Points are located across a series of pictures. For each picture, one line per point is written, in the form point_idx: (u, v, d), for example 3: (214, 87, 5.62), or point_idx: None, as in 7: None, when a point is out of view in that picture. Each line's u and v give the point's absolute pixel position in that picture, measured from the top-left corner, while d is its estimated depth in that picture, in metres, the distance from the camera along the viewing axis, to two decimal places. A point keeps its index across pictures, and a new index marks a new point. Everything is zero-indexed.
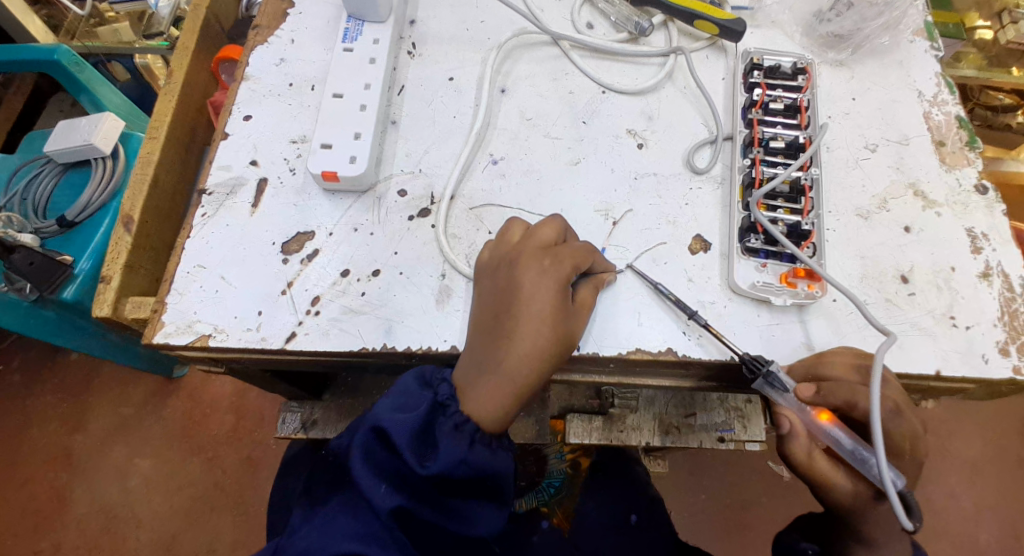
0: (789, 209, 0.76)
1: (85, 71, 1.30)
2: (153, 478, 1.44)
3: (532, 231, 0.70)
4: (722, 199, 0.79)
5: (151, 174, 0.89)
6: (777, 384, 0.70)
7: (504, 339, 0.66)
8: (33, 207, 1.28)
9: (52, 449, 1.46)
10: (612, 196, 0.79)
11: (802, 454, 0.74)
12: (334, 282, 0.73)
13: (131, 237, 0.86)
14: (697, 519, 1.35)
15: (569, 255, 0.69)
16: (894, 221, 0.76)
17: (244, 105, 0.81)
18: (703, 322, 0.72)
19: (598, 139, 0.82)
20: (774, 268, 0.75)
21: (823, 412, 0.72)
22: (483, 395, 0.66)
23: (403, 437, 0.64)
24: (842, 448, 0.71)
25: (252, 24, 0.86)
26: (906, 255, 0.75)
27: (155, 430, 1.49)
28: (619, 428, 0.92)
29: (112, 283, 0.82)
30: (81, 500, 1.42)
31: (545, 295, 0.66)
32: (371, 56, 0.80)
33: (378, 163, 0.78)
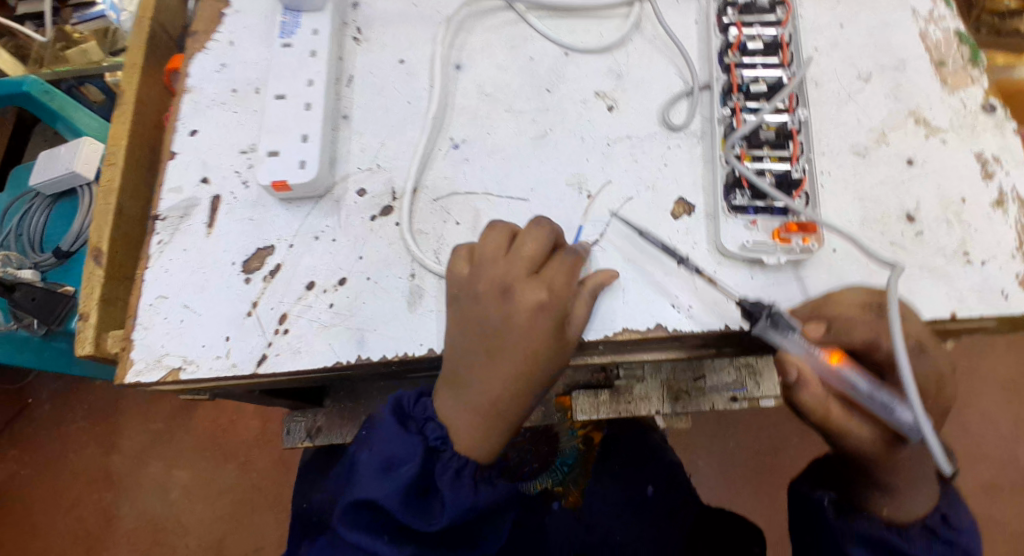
0: (776, 157, 0.70)
1: (57, 97, 1.26)
2: (192, 486, 1.36)
3: (517, 248, 0.64)
4: (704, 153, 0.73)
5: (114, 202, 0.85)
6: (782, 324, 0.63)
7: (494, 371, 0.63)
8: (28, 241, 1.27)
9: (89, 470, 1.37)
10: (584, 167, 0.73)
11: (814, 402, 0.68)
12: (300, 297, 0.70)
13: (104, 269, 0.83)
14: (727, 472, 1.29)
15: (563, 279, 0.64)
16: (896, 154, 0.69)
17: (189, 119, 0.77)
18: (694, 267, 0.68)
19: (565, 107, 0.76)
20: (765, 225, 0.69)
21: (834, 353, 0.66)
22: (478, 433, 0.63)
23: (397, 497, 0.60)
24: (861, 392, 0.66)
25: (189, 31, 0.82)
26: (911, 192, 0.68)
27: (187, 441, 1.39)
28: (627, 400, 0.87)
29: (90, 320, 0.81)
30: (126, 517, 1.34)
31: (539, 324, 0.63)
32: (311, 48, 0.75)
33: (332, 163, 0.74)
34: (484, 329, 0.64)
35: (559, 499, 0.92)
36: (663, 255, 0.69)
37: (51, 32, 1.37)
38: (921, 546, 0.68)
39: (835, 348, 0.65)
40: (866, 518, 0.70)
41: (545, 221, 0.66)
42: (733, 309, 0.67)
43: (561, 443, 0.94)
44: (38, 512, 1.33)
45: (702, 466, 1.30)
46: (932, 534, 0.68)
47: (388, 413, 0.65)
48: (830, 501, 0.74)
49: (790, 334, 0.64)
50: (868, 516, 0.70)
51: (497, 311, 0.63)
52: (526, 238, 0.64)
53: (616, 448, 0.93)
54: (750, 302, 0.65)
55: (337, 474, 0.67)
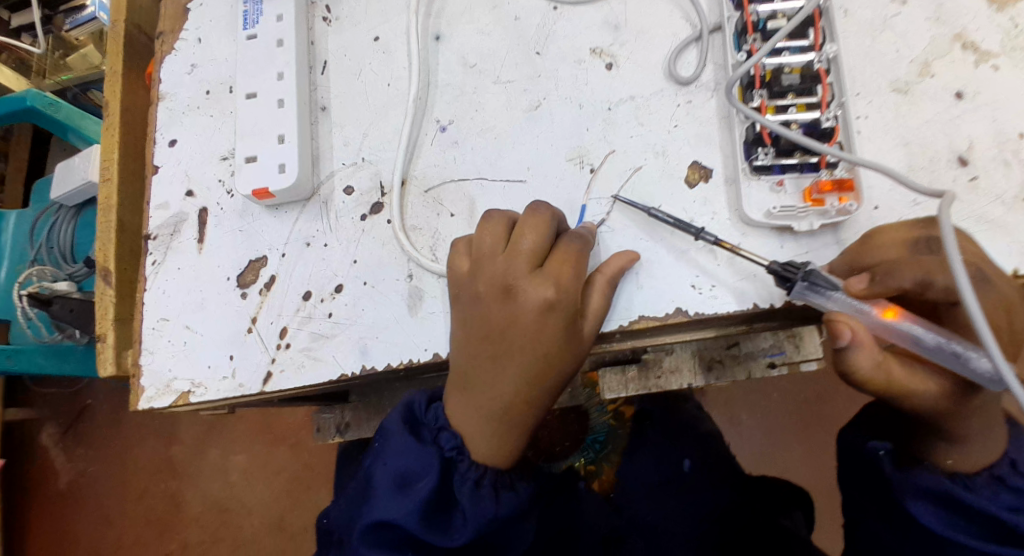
0: (803, 105, 0.61)
1: (62, 108, 1.20)
2: (251, 467, 1.38)
3: (516, 244, 0.57)
4: (719, 108, 0.65)
5: (115, 220, 0.81)
6: (822, 284, 0.53)
7: (503, 379, 0.58)
8: (59, 255, 1.21)
9: (156, 458, 1.40)
10: (584, 137, 0.67)
11: (870, 367, 0.52)
12: (298, 309, 0.67)
13: (115, 289, 0.80)
14: (770, 421, 1.20)
15: (570, 275, 0.56)
16: (943, 88, 0.60)
17: (167, 129, 0.74)
18: (713, 238, 0.59)
19: (558, 71, 0.69)
20: (794, 184, 0.61)
21: (888, 307, 0.53)
22: (493, 444, 0.59)
23: (416, 515, 0.57)
24: (926, 347, 0.52)
25: (156, 32, 0.77)
26: (962, 129, 0.59)
27: (242, 427, 1.40)
28: (657, 374, 0.82)
29: (108, 340, 0.79)
30: (194, 500, 1.37)
31: (546, 327, 0.56)
32: (279, 37, 0.70)
33: (315, 162, 0.70)
34: (484, 331, 0.58)
35: (589, 478, 0.94)
36: (678, 232, 0.62)
37: (50, 41, 1.31)
38: (987, 496, 0.59)
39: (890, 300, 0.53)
40: (927, 469, 0.61)
41: (545, 207, 0.59)
42: (761, 283, 0.60)
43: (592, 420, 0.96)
44: (113, 502, 1.39)
45: (744, 418, 1.21)
46: (1001, 484, 0.59)
47: (399, 425, 0.62)
48: (886, 452, 0.64)
49: (832, 294, 0.54)
50: (931, 468, 0.61)
51: (500, 315, 0.57)
52: (524, 232, 0.57)
53: (650, 425, 0.91)
54: (782, 265, 0.55)
55: (347, 489, 0.65)
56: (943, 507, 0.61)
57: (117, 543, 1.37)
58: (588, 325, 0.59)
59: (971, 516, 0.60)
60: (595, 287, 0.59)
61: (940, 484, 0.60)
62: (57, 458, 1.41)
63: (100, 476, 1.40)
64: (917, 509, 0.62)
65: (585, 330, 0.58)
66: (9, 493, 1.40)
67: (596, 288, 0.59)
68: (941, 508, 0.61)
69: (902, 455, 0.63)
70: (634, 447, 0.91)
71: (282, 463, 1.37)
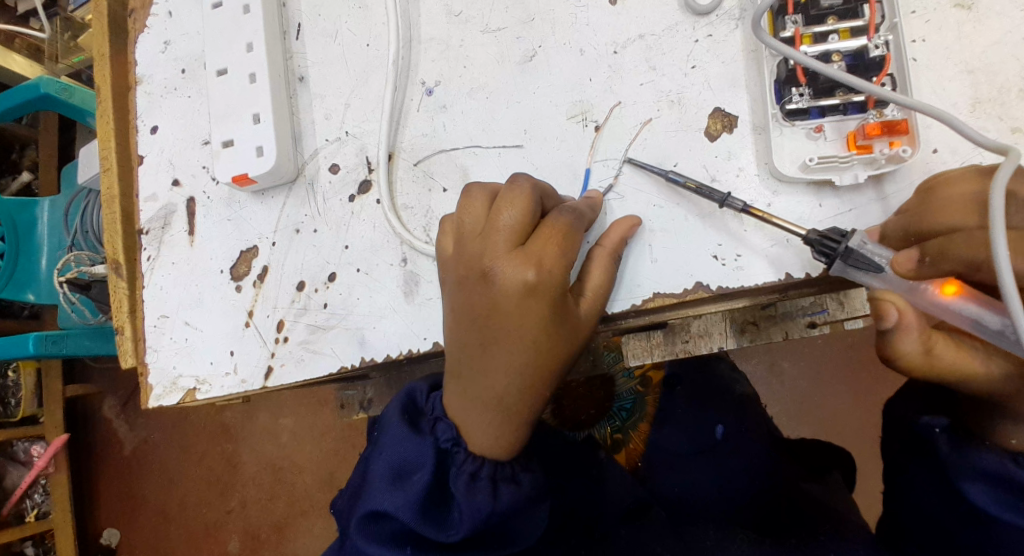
0: (847, 30, 0.52)
1: (77, 93, 1.06)
2: (299, 431, 1.41)
3: (494, 219, 0.51)
4: (744, 41, 0.55)
5: (119, 211, 0.72)
6: (863, 265, 0.47)
7: (493, 369, 0.52)
8: (95, 239, 1.11)
9: (212, 426, 1.46)
10: (587, 91, 0.58)
11: (917, 352, 0.51)
12: (292, 300, 0.63)
13: (129, 282, 0.71)
14: (825, 368, 1.11)
15: (554, 252, 0.50)
16: (1013, 2, 0.52)
17: (147, 116, 0.70)
18: (740, 205, 0.51)
19: (554, 12, 0.60)
20: (835, 129, 0.52)
21: (945, 283, 0.47)
22: (490, 437, 0.54)
23: (410, 512, 0.53)
24: (986, 330, 0.46)
25: (129, 9, 0.72)
26: None
27: (286, 393, 1.43)
28: (684, 339, 0.77)
29: (126, 333, 0.71)
30: (249, 462, 1.42)
31: (531, 311, 0.50)
32: (245, 2, 0.63)
33: (298, 142, 0.64)
34: (470, 318, 0.52)
35: (616, 447, 0.95)
36: (695, 195, 0.55)
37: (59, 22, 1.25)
38: None
39: (945, 279, 0.46)
40: (986, 450, 0.54)
41: (525, 178, 0.52)
42: (794, 250, 0.53)
43: (618, 387, 0.97)
44: (175, 465, 1.46)
45: (787, 366, 1.13)
46: None
47: (397, 416, 0.58)
48: (943, 429, 0.58)
49: (879, 273, 0.48)
50: (991, 448, 0.54)
51: (482, 299, 0.51)
52: (504, 206, 0.50)
53: (680, 391, 0.90)
54: (824, 232, 0.48)
55: (352, 482, 0.63)
56: (1004, 490, 0.54)
57: (183, 503, 1.44)
58: (585, 307, 0.52)
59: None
60: (596, 263, 0.53)
61: (1001, 466, 0.53)
62: (121, 428, 1.49)
63: (161, 442, 1.47)
64: (972, 490, 0.56)
65: (580, 312, 0.52)
66: (79, 461, 1.50)
67: (597, 263, 0.52)
68: (1001, 491, 0.54)
69: (959, 431, 0.57)
70: (666, 415, 0.90)
71: (329, 424, 1.40)
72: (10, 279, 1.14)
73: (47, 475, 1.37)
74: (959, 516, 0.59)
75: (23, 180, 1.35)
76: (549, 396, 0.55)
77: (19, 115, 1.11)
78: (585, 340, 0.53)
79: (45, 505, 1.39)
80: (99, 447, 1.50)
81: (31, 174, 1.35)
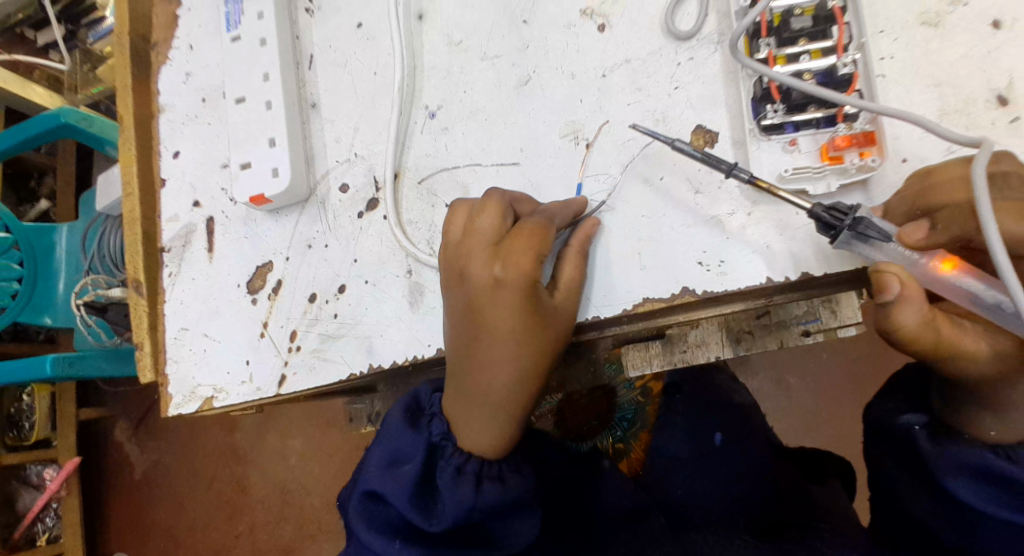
0: (817, 51, 0.56)
1: (96, 122, 1.12)
2: (307, 452, 1.46)
3: (473, 225, 0.56)
4: (724, 62, 0.59)
5: (139, 233, 0.77)
6: (873, 235, 0.49)
7: (487, 367, 0.55)
8: (113, 263, 1.18)
9: (223, 447, 1.50)
10: (578, 111, 0.62)
11: (917, 325, 0.49)
12: (305, 312, 0.67)
13: (150, 299, 0.77)
14: (821, 383, 1.15)
15: (524, 248, 0.54)
16: (978, 16, 0.56)
17: (169, 141, 0.75)
18: (746, 176, 0.52)
19: (547, 39, 0.64)
20: (809, 141, 0.56)
21: (945, 258, 0.50)
22: (478, 434, 0.58)
23: (401, 499, 0.57)
24: (978, 302, 0.49)
25: (152, 42, 0.78)
26: (1004, 62, 0.55)
27: (295, 412, 1.48)
28: (682, 349, 0.82)
29: (145, 349, 0.77)
30: (257, 485, 1.47)
31: (502, 305, 0.54)
32: (262, 36, 0.68)
33: (310, 163, 0.69)
34: (457, 321, 0.56)
35: (618, 456, 0.98)
36: (682, 205, 0.58)
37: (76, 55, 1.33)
38: None
39: (946, 251, 0.50)
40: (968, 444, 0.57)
41: (500, 192, 0.57)
42: (775, 255, 0.56)
43: (620, 396, 1.00)
44: (184, 488, 1.51)
45: (792, 381, 1.16)
46: None
47: (399, 413, 0.62)
48: (922, 426, 0.61)
49: (883, 244, 0.50)
50: (973, 442, 0.57)
51: (463, 300, 0.56)
52: (481, 213, 0.56)
53: (679, 397, 0.95)
54: (830, 206, 0.50)
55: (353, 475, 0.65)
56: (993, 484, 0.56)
57: (193, 527, 1.50)
58: (559, 299, 0.56)
59: (1019, 492, 0.55)
60: (568, 257, 0.57)
61: (986, 460, 0.55)
62: (132, 451, 1.55)
63: (171, 463, 1.53)
64: (961, 488, 0.58)
65: (554, 303, 0.56)
66: (92, 484, 1.55)
67: (568, 261, 0.57)
68: (987, 484, 0.56)
69: (939, 428, 0.60)
70: (668, 419, 0.93)
71: (335, 447, 1.45)
72: (28, 303, 1.19)
73: (58, 499, 1.43)
74: (954, 516, 0.60)
75: (41, 207, 1.41)
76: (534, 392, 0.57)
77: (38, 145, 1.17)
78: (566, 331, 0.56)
79: (56, 529, 1.44)
80: (112, 470, 1.55)
81: (48, 201, 1.41)
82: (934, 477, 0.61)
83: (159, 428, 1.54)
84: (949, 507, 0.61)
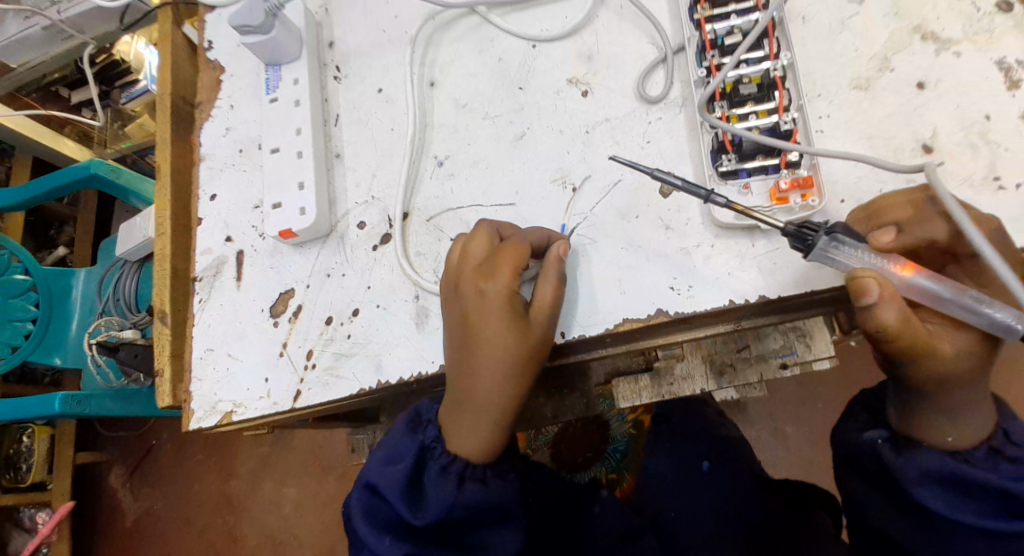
0: (763, 111, 0.67)
1: (123, 174, 1.23)
2: (302, 499, 1.48)
3: (466, 250, 0.67)
4: (688, 121, 0.71)
5: (168, 268, 0.86)
6: (847, 243, 0.58)
7: (472, 372, 0.64)
8: (126, 306, 1.24)
9: (217, 495, 1.53)
10: (566, 160, 0.73)
11: (899, 319, 0.55)
12: (321, 333, 0.75)
13: (172, 328, 0.84)
14: (816, 432, 1.33)
15: (505, 267, 0.64)
16: (903, 81, 0.68)
17: (207, 185, 0.85)
18: (723, 200, 0.61)
19: (539, 102, 0.76)
20: (760, 186, 0.66)
21: (905, 264, 0.59)
22: (464, 435, 0.66)
23: (393, 492, 0.65)
24: (942, 297, 0.57)
25: (196, 102, 0.89)
26: (925, 118, 0.67)
27: (293, 459, 1.51)
28: (669, 381, 0.90)
29: (164, 374, 0.83)
30: (249, 534, 1.48)
31: (486, 316, 0.64)
32: (296, 98, 0.80)
33: (332, 204, 0.79)
34: (452, 333, 0.67)
35: (613, 484, 1.10)
36: (656, 238, 0.68)
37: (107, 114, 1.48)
38: (988, 468, 0.61)
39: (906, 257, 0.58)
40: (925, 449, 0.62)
41: (491, 224, 0.68)
42: (736, 281, 0.65)
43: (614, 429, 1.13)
44: (174, 538, 1.52)
45: (789, 430, 1.35)
46: (1000, 456, 0.61)
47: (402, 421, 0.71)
48: (885, 439, 0.66)
49: (856, 252, 0.58)
50: (929, 448, 0.62)
51: (455, 314, 0.66)
52: (473, 241, 0.67)
53: (666, 428, 1.03)
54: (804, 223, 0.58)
55: None
56: (949, 487, 0.62)
57: None
58: (536, 316, 0.64)
59: (980, 496, 0.61)
60: (547, 279, 0.65)
61: (937, 462, 0.61)
62: (124, 498, 1.57)
63: (163, 511, 1.54)
64: (924, 494, 0.63)
65: (531, 318, 0.64)
66: (81, 532, 1.56)
67: (547, 282, 0.65)
68: (942, 487, 0.62)
69: (900, 439, 0.65)
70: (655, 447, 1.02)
71: (330, 494, 1.47)
72: (40, 343, 1.25)
73: (49, 544, 1.44)
74: (915, 522, 0.65)
75: (57, 254, 1.50)
76: (516, 400, 0.65)
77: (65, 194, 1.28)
78: (543, 345, 0.65)
79: None
80: (103, 519, 1.56)
81: (65, 248, 1.49)
82: (897, 487, 0.65)
83: (155, 476, 1.57)
84: (911, 514, 0.65)
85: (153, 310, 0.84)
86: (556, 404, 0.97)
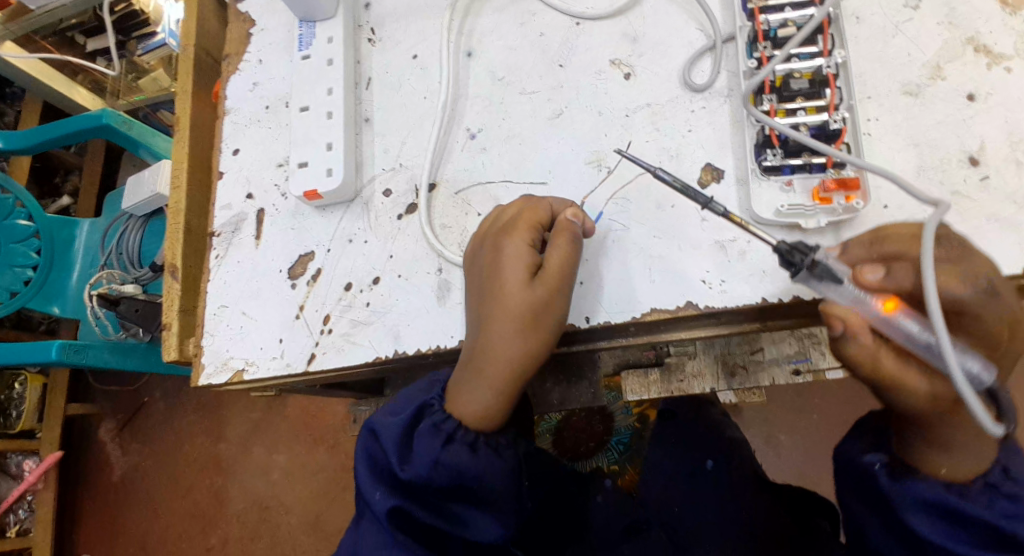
0: (813, 108, 0.66)
1: (135, 127, 1.20)
2: (291, 468, 1.47)
3: (496, 217, 0.68)
4: (733, 112, 0.70)
5: (183, 223, 0.84)
6: (826, 275, 0.56)
7: (479, 333, 0.64)
8: (128, 260, 1.21)
9: (208, 456, 1.51)
10: (602, 143, 0.72)
11: (863, 356, 0.56)
12: (340, 298, 0.73)
13: (183, 284, 0.82)
14: (810, 442, 1.33)
15: (521, 230, 0.64)
16: (954, 90, 0.67)
17: (231, 140, 0.83)
18: (720, 209, 0.59)
19: (578, 81, 0.74)
20: (802, 184, 0.65)
21: (889, 300, 0.56)
22: (462, 398, 0.66)
23: (388, 441, 0.66)
24: (916, 343, 0.54)
25: (224, 54, 0.87)
26: (973, 130, 0.66)
27: (286, 427, 1.49)
28: (679, 378, 0.89)
29: (172, 328, 0.80)
30: (236, 497, 1.47)
31: (498, 279, 0.64)
32: (329, 57, 0.78)
33: (358, 168, 0.77)
34: (471, 297, 0.67)
35: (615, 475, 1.09)
36: (692, 227, 0.67)
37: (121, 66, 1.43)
38: None
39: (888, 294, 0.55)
40: None
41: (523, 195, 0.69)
42: (768, 278, 0.64)
43: (618, 422, 1.13)
44: (160, 496, 1.51)
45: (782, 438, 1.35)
46: None
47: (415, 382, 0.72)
48: None
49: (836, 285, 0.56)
50: None
51: (474, 277, 0.67)
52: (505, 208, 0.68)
53: (671, 425, 1.02)
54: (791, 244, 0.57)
55: None
56: None
57: (166, 535, 1.49)
58: (542, 283, 0.63)
59: None
60: (558, 247, 0.63)
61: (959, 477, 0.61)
62: (113, 452, 1.56)
63: (151, 469, 1.53)
64: None
65: (535, 285, 0.63)
66: (68, 482, 1.55)
67: (558, 251, 0.63)
68: None
69: None
70: (658, 441, 1.01)
71: (319, 464, 1.46)
72: (39, 291, 1.22)
73: (35, 492, 1.43)
74: None
75: (61, 203, 1.47)
76: (516, 373, 0.64)
77: (73, 142, 1.25)
78: (547, 315, 0.63)
79: (28, 522, 1.44)
80: (92, 472, 1.56)
81: (71, 198, 1.47)
82: None
83: (146, 432, 1.55)
84: None
85: (164, 264, 0.82)
86: (563, 391, 0.98)
